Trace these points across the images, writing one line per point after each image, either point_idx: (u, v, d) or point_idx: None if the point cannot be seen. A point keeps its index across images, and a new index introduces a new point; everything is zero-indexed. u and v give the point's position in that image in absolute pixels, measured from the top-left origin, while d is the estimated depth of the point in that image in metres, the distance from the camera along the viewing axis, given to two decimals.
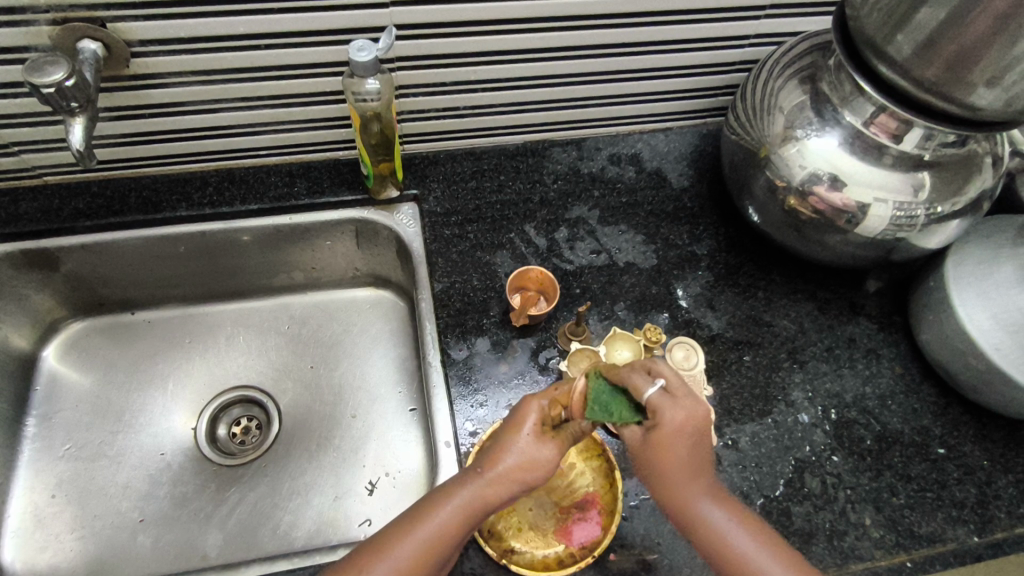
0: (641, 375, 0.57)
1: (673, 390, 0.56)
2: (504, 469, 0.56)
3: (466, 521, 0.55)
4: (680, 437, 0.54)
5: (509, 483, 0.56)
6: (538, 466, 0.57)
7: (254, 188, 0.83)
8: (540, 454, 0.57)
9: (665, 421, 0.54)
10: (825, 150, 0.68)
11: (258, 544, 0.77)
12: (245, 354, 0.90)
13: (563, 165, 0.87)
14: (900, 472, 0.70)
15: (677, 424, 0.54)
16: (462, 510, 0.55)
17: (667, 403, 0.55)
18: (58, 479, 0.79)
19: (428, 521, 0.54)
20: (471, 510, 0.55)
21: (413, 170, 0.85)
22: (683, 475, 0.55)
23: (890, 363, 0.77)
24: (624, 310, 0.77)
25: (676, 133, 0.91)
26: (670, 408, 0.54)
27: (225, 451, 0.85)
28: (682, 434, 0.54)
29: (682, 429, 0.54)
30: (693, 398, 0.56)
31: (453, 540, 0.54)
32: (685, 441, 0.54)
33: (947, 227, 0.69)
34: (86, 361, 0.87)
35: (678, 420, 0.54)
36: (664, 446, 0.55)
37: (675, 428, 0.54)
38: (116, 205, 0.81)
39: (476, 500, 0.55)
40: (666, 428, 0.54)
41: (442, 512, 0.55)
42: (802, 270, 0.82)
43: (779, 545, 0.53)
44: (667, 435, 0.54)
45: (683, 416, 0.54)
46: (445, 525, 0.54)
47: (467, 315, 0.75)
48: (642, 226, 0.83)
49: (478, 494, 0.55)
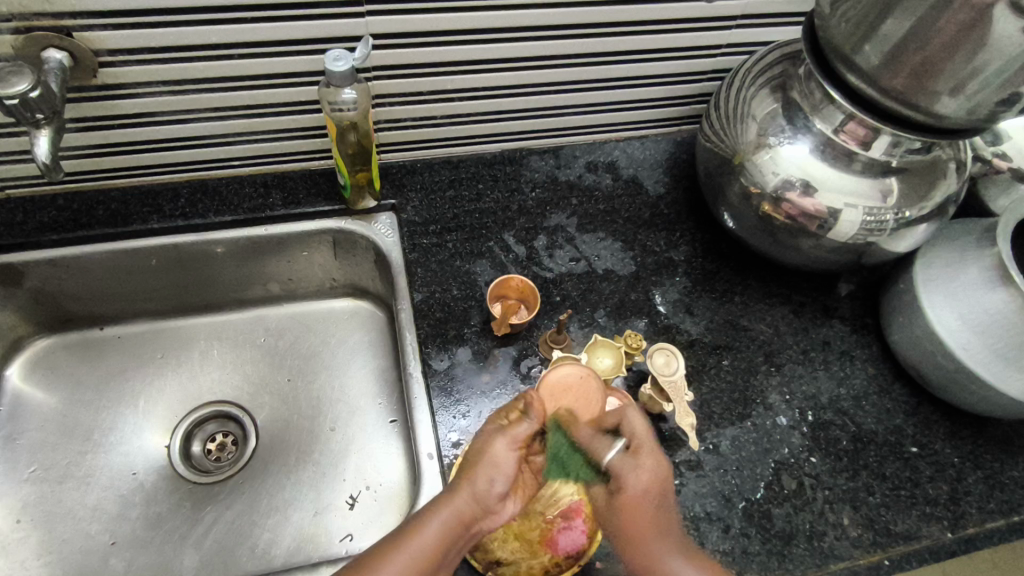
0: (603, 438, 0.62)
1: (636, 449, 0.60)
2: (475, 485, 0.58)
3: (444, 546, 0.55)
4: (641, 504, 0.58)
5: (477, 494, 0.58)
6: (504, 472, 0.58)
7: (227, 200, 0.81)
8: (507, 459, 0.59)
9: (629, 487, 0.59)
10: (796, 157, 0.70)
11: (236, 564, 0.76)
12: (220, 369, 0.88)
13: (541, 173, 0.87)
14: (875, 471, 0.72)
15: (641, 488, 0.58)
16: (444, 523, 0.56)
17: (629, 469, 0.59)
18: (23, 502, 0.77)
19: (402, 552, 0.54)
20: (456, 521, 0.56)
21: (390, 179, 0.84)
22: (644, 539, 0.58)
23: (863, 364, 0.79)
24: (604, 317, 0.77)
25: (651, 141, 0.92)
26: (630, 475, 0.59)
27: (200, 468, 0.84)
28: (643, 498, 0.58)
29: (646, 489, 0.58)
30: (657, 456, 0.60)
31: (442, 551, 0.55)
32: (645, 505, 0.58)
33: (915, 232, 0.71)
34: (51, 380, 0.84)
35: (642, 484, 0.59)
36: (627, 510, 0.59)
37: (640, 490, 0.58)
38: (84, 218, 0.78)
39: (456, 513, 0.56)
40: (630, 494, 0.58)
41: (416, 541, 0.55)
42: (776, 275, 0.84)
43: None
44: (631, 503, 0.58)
45: (638, 487, 0.59)
46: (424, 552, 0.54)
47: (447, 325, 0.75)
48: (620, 233, 0.84)
49: (454, 514, 0.56)
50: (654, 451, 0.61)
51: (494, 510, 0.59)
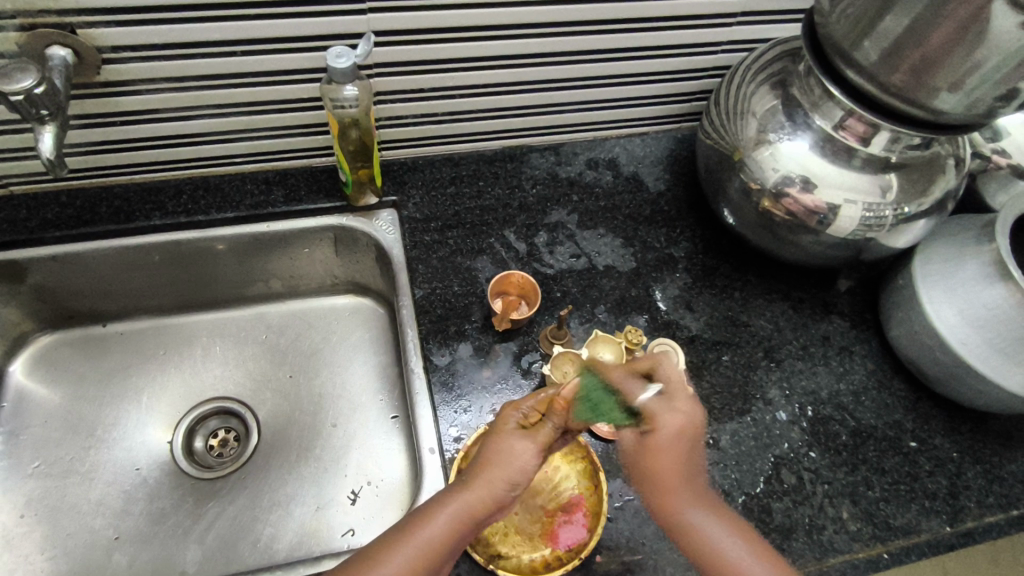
0: (636, 381, 0.61)
1: (671, 394, 0.60)
2: (484, 484, 0.56)
3: (448, 543, 0.55)
4: (674, 446, 0.58)
5: (487, 492, 0.56)
6: (516, 471, 0.57)
7: (230, 197, 0.82)
8: (520, 457, 0.57)
9: (663, 426, 0.58)
10: (796, 153, 0.71)
11: (239, 559, 0.77)
12: (222, 365, 0.90)
13: (541, 170, 0.88)
14: (875, 466, 0.72)
15: (676, 429, 0.58)
16: (452, 519, 0.55)
17: (665, 408, 0.59)
18: (27, 498, 0.78)
19: (401, 549, 0.54)
20: (464, 517, 0.55)
21: (391, 176, 0.85)
22: (678, 488, 0.58)
23: (863, 360, 0.79)
24: (604, 313, 0.77)
25: (651, 138, 0.93)
26: (667, 414, 0.58)
27: (202, 464, 0.85)
28: (677, 442, 0.58)
29: (681, 432, 0.58)
30: (690, 402, 0.60)
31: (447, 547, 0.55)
32: (682, 450, 0.58)
33: (915, 227, 0.72)
34: (55, 376, 0.85)
35: (676, 425, 0.58)
36: (664, 453, 0.58)
37: (673, 433, 0.58)
38: (87, 215, 0.79)
39: (465, 510, 0.56)
40: (664, 432, 0.58)
41: (417, 538, 0.55)
42: (776, 271, 0.84)
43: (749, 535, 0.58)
44: (667, 443, 0.58)
45: (676, 424, 0.58)
46: (424, 549, 0.54)
47: (448, 320, 0.75)
48: (620, 230, 0.84)
49: (460, 513, 0.55)
50: (687, 396, 0.60)
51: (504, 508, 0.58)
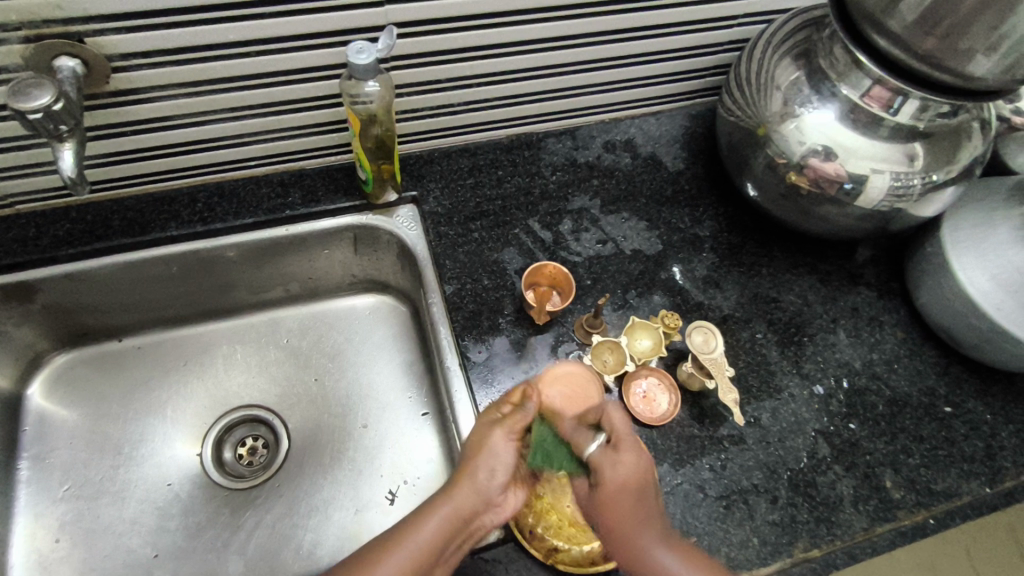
0: (584, 431, 0.62)
1: (616, 445, 0.60)
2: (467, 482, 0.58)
3: (440, 542, 0.55)
4: (623, 494, 0.58)
5: (472, 488, 0.57)
6: (499, 465, 0.59)
7: (245, 202, 0.79)
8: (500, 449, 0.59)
9: (608, 479, 0.58)
10: (823, 124, 0.70)
11: (282, 566, 0.77)
12: (245, 373, 0.88)
13: (559, 155, 0.86)
14: (913, 433, 0.73)
15: (619, 481, 0.58)
16: (443, 519, 0.56)
17: (609, 462, 0.59)
18: (61, 521, 0.77)
19: (391, 558, 0.53)
20: (455, 516, 0.56)
21: (408, 171, 0.83)
22: (630, 525, 0.57)
23: (892, 329, 0.79)
24: (636, 298, 0.77)
25: (666, 116, 0.91)
26: (612, 466, 0.59)
27: (234, 474, 0.84)
28: (623, 490, 0.58)
29: (625, 484, 0.58)
30: (637, 450, 0.60)
31: (439, 548, 0.55)
32: (631, 499, 0.58)
33: (942, 196, 0.71)
34: (76, 396, 0.83)
35: (620, 477, 0.58)
36: (615, 502, 0.58)
37: (619, 485, 0.58)
38: (100, 229, 0.76)
39: (456, 508, 0.56)
40: (609, 485, 0.58)
41: (407, 544, 0.54)
42: (801, 244, 0.84)
43: (722, 573, 0.55)
44: (611, 491, 0.58)
45: (631, 473, 0.59)
46: (415, 552, 0.54)
47: (481, 315, 0.74)
48: (643, 212, 0.83)
49: (450, 513, 0.56)
50: (636, 448, 0.61)
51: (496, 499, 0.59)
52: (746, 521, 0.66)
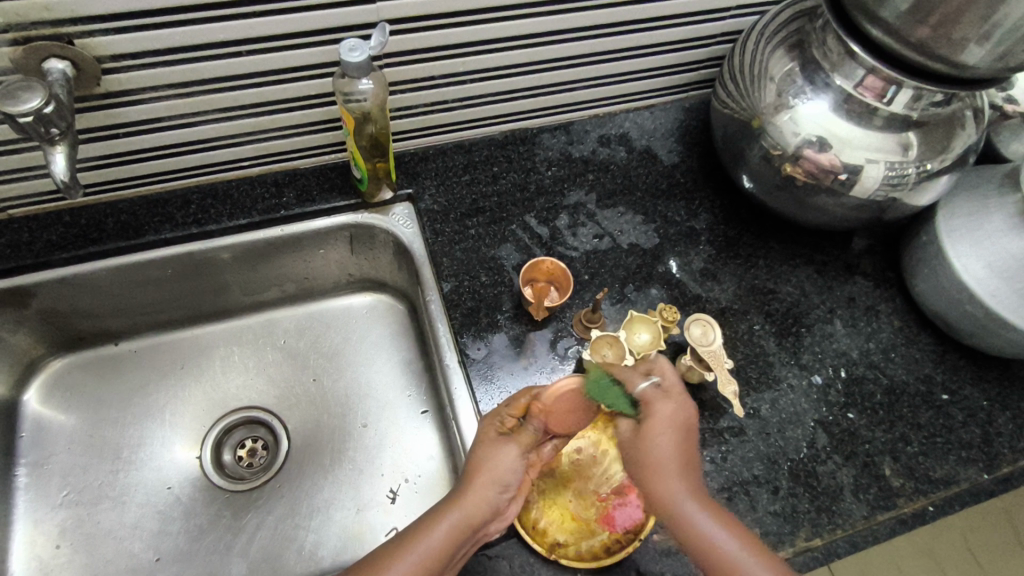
0: (637, 372, 0.64)
1: (668, 389, 0.62)
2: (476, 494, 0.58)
3: (446, 551, 0.55)
4: (673, 432, 0.59)
5: (481, 501, 0.57)
6: (507, 475, 0.59)
7: (240, 203, 0.79)
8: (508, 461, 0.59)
9: (657, 412, 0.60)
10: (816, 115, 0.70)
11: (286, 567, 0.76)
12: (244, 374, 0.88)
13: (554, 150, 0.86)
14: (911, 421, 0.73)
15: (668, 417, 0.60)
16: (451, 529, 0.55)
17: (659, 398, 0.61)
18: (61, 527, 0.76)
19: (397, 566, 0.53)
20: (462, 527, 0.56)
21: (403, 169, 0.82)
22: (669, 471, 0.58)
23: (889, 317, 0.80)
24: (634, 292, 0.77)
25: (660, 109, 0.91)
26: (663, 402, 0.61)
27: (234, 476, 0.84)
28: (671, 428, 0.60)
29: (673, 423, 0.60)
30: (685, 400, 0.62)
31: (446, 557, 0.55)
32: (675, 440, 0.59)
33: (937, 184, 0.72)
34: (74, 400, 0.83)
35: (670, 415, 0.60)
36: (655, 443, 0.59)
37: (664, 420, 0.60)
38: (93, 233, 0.75)
39: (465, 518, 0.56)
40: (655, 418, 0.60)
41: (414, 552, 0.54)
42: (797, 236, 0.84)
43: (759, 547, 0.54)
44: (654, 428, 0.60)
45: (669, 416, 0.60)
46: (423, 560, 0.53)
47: (479, 312, 0.74)
48: (639, 206, 0.83)
49: (458, 526, 0.55)
50: (684, 397, 0.62)
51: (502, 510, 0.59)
52: (747, 512, 0.66)
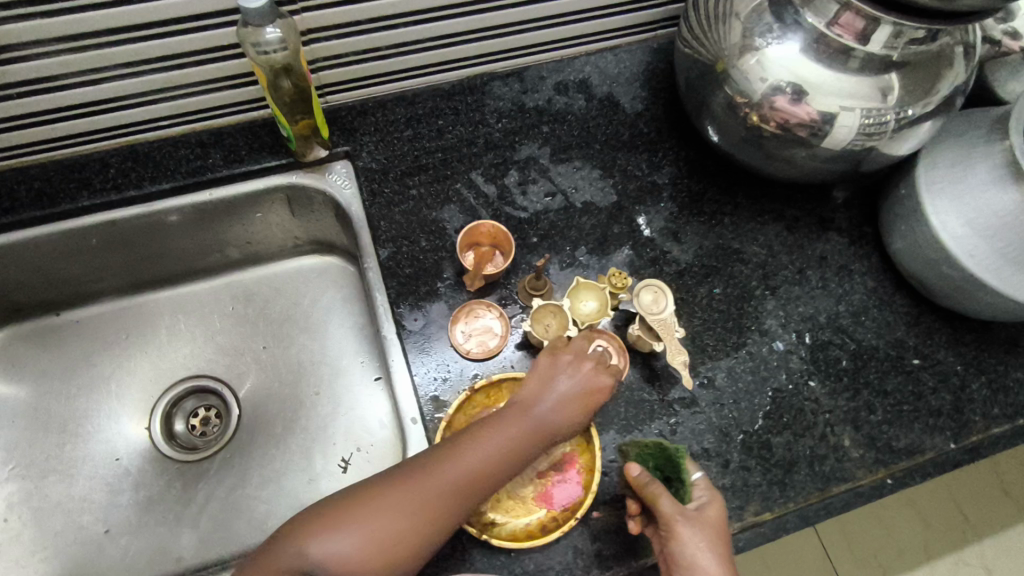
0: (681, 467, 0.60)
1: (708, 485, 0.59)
2: (514, 420, 0.57)
3: (492, 468, 0.55)
4: (719, 531, 0.56)
5: (530, 425, 0.57)
6: (545, 404, 0.58)
7: (162, 165, 0.73)
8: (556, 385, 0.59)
9: (707, 510, 0.56)
10: (787, 58, 0.63)
11: (236, 537, 0.76)
12: (191, 344, 0.86)
13: (506, 100, 0.79)
14: (877, 388, 0.69)
15: (717, 516, 0.56)
16: (500, 451, 0.56)
17: (708, 494, 0.58)
18: (9, 501, 0.76)
19: (444, 469, 0.54)
20: (516, 447, 0.56)
21: (340, 124, 0.76)
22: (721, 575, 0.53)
23: (862, 277, 0.74)
24: (586, 255, 0.72)
25: (625, 50, 0.83)
26: (711, 498, 0.57)
27: (186, 446, 0.82)
28: (720, 531, 0.56)
29: (720, 523, 0.56)
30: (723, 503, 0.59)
31: (492, 478, 0.55)
32: (720, 542, 0.55)
33: (918, 132, 0.65)
34: (16, 374, 0.81)
35: (717, 515, 0.56)
36: (703, 539, 0.54)
37: (713, 518, 0.56)
38: (5, 202, 0.71)
39: (517, 444, 0.56)
40: (708, 516, 0.56)
41: (461, 462, 0.54)
42: (768, 189, 0.78)
43: None
44: (705, 522, 0.55)
45: (719, 512, 0.57)
46: (466, 473, 0.54)
47: (418, 280, 0.69)
48: (597, 160, 0.77)
49: (509, 440, 0.56)
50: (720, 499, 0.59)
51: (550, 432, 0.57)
52: None
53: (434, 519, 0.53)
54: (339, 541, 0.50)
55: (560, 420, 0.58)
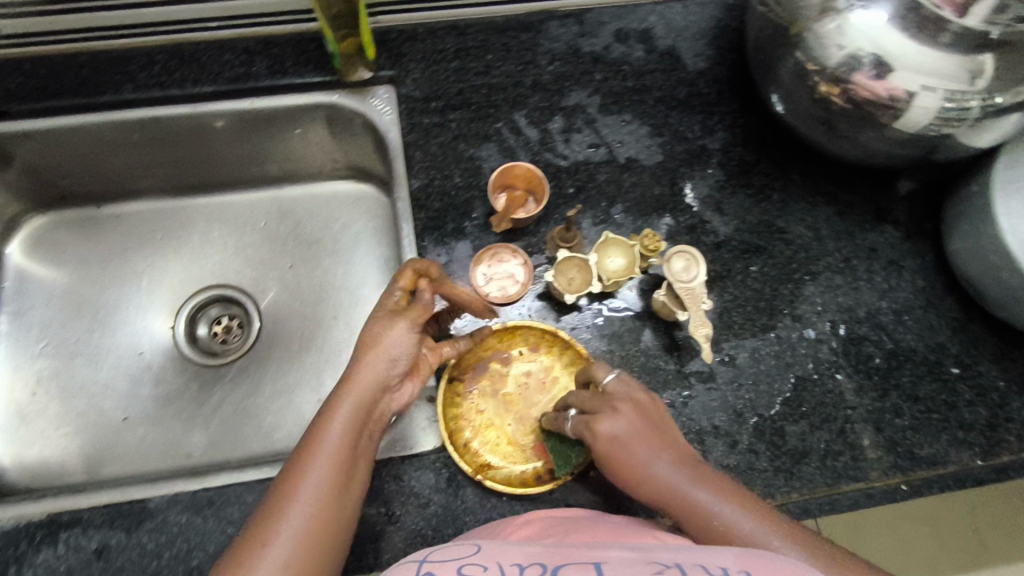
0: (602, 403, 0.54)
1: (609, 397, 0.55)
2: (338, 405, 0.51)
3: (348, 443, 0.50)
4: (615, 447, 0.53)
5: (373, 377, 0.52)
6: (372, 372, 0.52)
7: (207, 69, 0.73)
8: (396, 333, 0.53)
9: (603, 427, 0.53)
10: (870, 25, 0.57)
11: (243, 444, 0.78)
12: (221, 253, 0.87)
13: (561, 41, 0.75)
14: (908, 392, 0.66)
15: (621, 430, 0.53)
16: (346, 431, 0.50)
17: (603, 411, 0.54)
18: (38, 376, 0.80)
19: (314, 464, 0.48)
20: (354, 424, 0.50)
21: (388, 47, 0.73)
22: (677, 485, 0.50)
23: (912, 275, 0.70)
24: (621, 214, 0.69)
25: (696, 3, 0.77)
26: (612, 416, 0.53)
27: (206, 350, 0.84)
28: (646, 429, 0.53)
29: (614, 437, 0.53)
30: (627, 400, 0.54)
31: (356, 450, 0.50)
32: (655, 439, 0.52)
33: (1003, 123, 0.59)
34: (54, 259, 0.84)
35: (625, 424, 0.53)
36: (643, 454, 0.52)
37: (609, 436, 0.53)
38: (53, 86, 0.72)
39: (354, 418, 0.50)
40: (602, 437, 0.53)
41: (321, 452, 0.49)
42: (828, 169, 0.73)
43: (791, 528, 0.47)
44: (611, 445, 0.53)
45: (629, 407, 0.54)
46: (330, 456, 0.49)
47: (447, 216, 0.68)
48: (648, 116, 0.73)
49: (345, 419, 0.50)
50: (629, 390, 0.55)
51: (384, 396, 0.54)
52: None
53: (338, 510, 0.48)
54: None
55: (400, 379, 0.54)
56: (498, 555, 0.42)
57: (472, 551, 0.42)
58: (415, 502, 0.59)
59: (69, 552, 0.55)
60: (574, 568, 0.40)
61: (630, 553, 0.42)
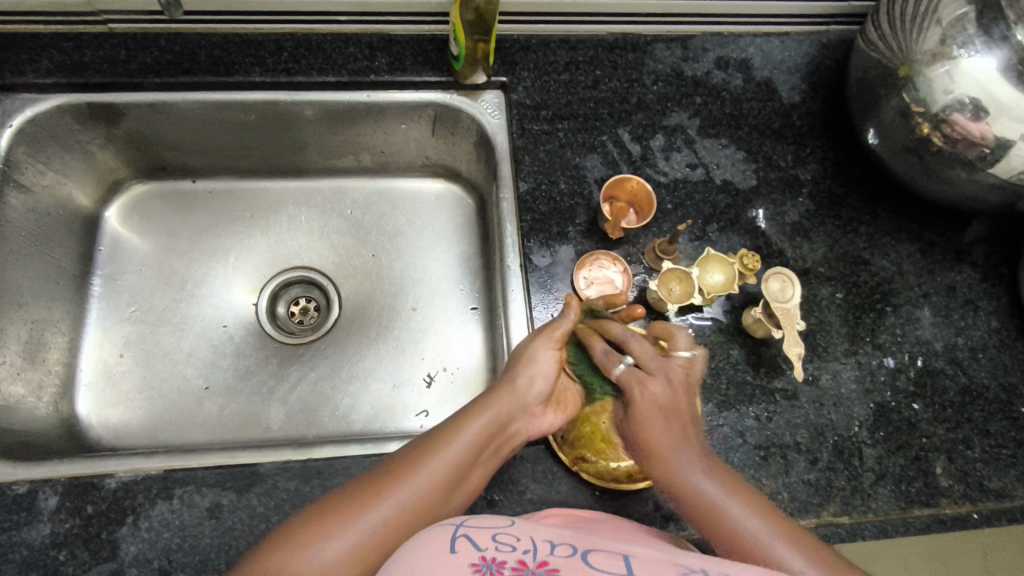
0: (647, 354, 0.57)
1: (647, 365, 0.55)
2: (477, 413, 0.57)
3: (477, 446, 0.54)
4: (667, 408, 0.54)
5: (511, 398, 0.58)
6: (515, 393, 0.59)
7: (331, 59, 0.76)
8: (544, 360, 0.61)
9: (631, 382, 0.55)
10: (981, 72, 0.60)
11: (320, 423, 0.80)
12: (307, 236, 0.89)
13: (666, 64, 0.78)
14: (979, 426, 0.69)
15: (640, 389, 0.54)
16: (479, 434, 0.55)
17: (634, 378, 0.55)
18: (125, 339, 0.82)
19: (447, 449, 0.53)
20: (490, 429, 0.56)
21: (502, 54, 0.77)
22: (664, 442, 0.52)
23: (986, 316, 0.73)
24: (716, 232, 0.72)
25: (793, 40, 0.81)
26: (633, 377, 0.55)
27: (285, 329, 0.87)
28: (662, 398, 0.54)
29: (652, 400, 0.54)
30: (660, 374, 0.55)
31: (478, 460, 0.54)
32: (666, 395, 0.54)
33: None
34: (149, 227, 0.86)
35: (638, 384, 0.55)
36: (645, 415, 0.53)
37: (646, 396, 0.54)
38: (186, 62, 0.75)
39: (493, 425, 0.56)
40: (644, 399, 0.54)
41: (456, 441, 0.54)
42: (910, 208, 0.76)
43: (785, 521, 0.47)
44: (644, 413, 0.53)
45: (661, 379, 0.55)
46: (464, 447, 0.53)
47: (552, 219, 0.71)
48: (744, 142, 0.76)
49: (486, 420, 0.56)
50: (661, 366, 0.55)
51: (518, 416, 0.58)
52: (779, 475, 0.64)
53: (437, 503, 0.50)
54: (331, 545, 0.46)
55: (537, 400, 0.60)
56: (531, 531, 0.45)
57: (507, 524, 0.45)
58: (511, 489, 0.61)
59: (183, 508, 0.58)
60: (602, 554, 0.42)
61: (656, 553, 0.43)
